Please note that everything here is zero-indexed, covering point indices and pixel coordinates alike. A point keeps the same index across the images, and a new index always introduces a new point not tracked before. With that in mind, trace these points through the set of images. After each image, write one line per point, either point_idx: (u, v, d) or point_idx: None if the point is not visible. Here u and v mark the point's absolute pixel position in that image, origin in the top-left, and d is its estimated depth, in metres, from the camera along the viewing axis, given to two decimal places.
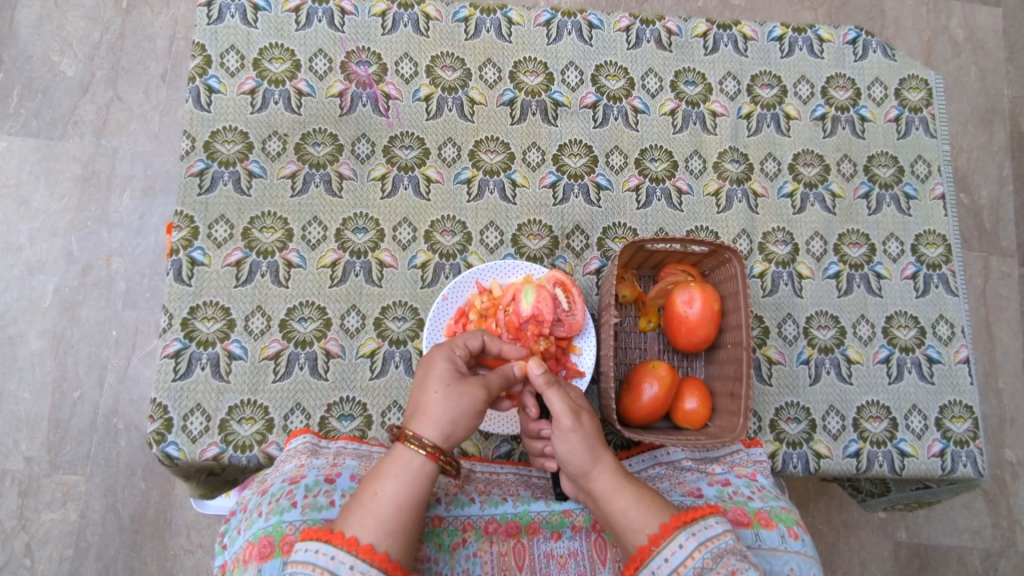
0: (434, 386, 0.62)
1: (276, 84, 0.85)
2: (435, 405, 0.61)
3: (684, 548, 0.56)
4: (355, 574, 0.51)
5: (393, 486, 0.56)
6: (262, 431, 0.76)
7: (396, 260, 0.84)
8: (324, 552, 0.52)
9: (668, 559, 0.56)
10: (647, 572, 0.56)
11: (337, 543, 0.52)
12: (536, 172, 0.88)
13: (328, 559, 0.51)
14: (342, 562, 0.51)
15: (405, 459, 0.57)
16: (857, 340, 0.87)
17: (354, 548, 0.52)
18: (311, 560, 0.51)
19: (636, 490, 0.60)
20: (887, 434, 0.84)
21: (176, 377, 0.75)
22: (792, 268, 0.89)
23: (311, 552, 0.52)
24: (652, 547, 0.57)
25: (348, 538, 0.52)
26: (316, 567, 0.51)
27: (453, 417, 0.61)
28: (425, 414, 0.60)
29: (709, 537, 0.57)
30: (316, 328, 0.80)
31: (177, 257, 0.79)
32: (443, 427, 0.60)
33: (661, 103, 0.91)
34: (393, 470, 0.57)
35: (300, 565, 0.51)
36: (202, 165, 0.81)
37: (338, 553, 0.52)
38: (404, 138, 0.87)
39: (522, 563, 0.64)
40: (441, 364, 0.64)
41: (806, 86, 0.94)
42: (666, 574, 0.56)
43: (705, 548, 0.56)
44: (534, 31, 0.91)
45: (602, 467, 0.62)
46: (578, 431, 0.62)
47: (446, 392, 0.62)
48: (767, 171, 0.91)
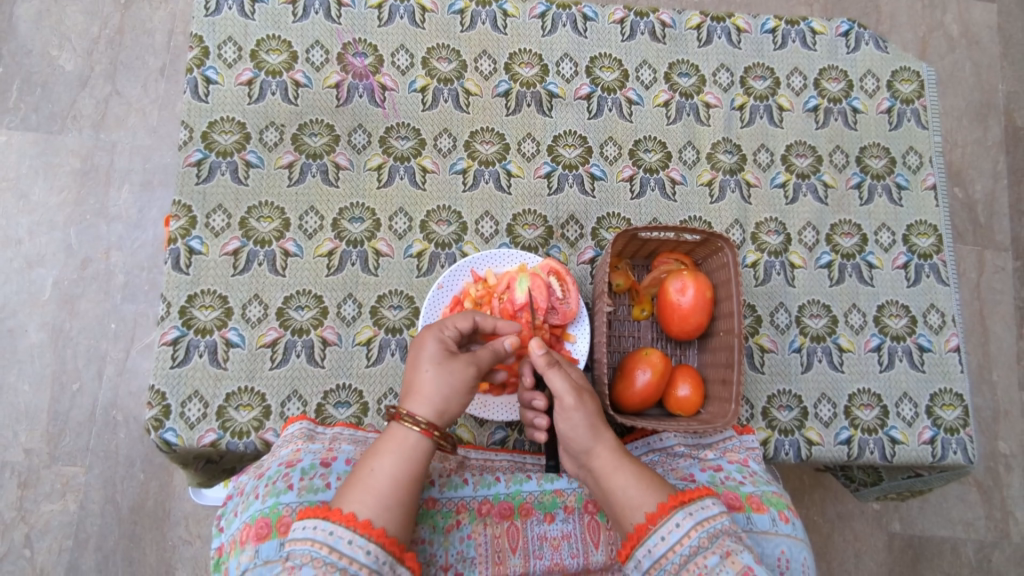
0: (424, 365, 0.66)
1: (361, 79, 0.91)
2: (426, 383, 0.64)
3: (680, 527, 0.58)
4: (354, 548, 0.54)
5: (383, 465, 0.59)
6: (358, 414, 0.81)
7: (479, 252, 0.89)
8: (322, 528, 0.54)
9: (665, 538, 0.58)
10: (643, 551, 0.58)
11: (335, 519, 0.54)
12: (613, 165, 0.93)
13: (326, 535, 0.54)
14: (339, 537, 0.54)
15: (399, 435, 0.62)
16: (929, 330, 0.90)
17: (353, 523, 0.54)
18: (310, 536, 0.54)
19: (635, 470, 0.63)
20: (960, 422, 0.86)
21: (274, 364, 0.81)
22: (861, 258, 0.93)
23: (309, 528, 0.54)
24: (648, 526, 0.59)
25: (347, 514, 0.55)
26: (314, 542, 0.54)
27: (445, 395, 0.64)
28: (416, 392, 0.64)
29: (705, 518, 0.59)
30: (405, 316, 0.85)
31: (270, 248, 0.84)
32: (436, 402, 0.64)
33: (735, 98, 0.97)
34: (392, 446, 0.61)
35: (299, 541, 0.54)
36: (292, 156, 0.87)
37: (336, 529, 0.54)
38: (484, 134, 0.92)
39: (598, 541, 0.67)
40: (433, 343, 0.68)
41: (872, 80, 0.99)
42: (662, 552, 0.58)
43: (702, 528, 0.58)
44: (608, 28, 0.97)
45: (604, 442, 0.65)
46: (580, 410, 0.66)
47: (438, 370, 0.65)
48: (837, 163, 0.96)
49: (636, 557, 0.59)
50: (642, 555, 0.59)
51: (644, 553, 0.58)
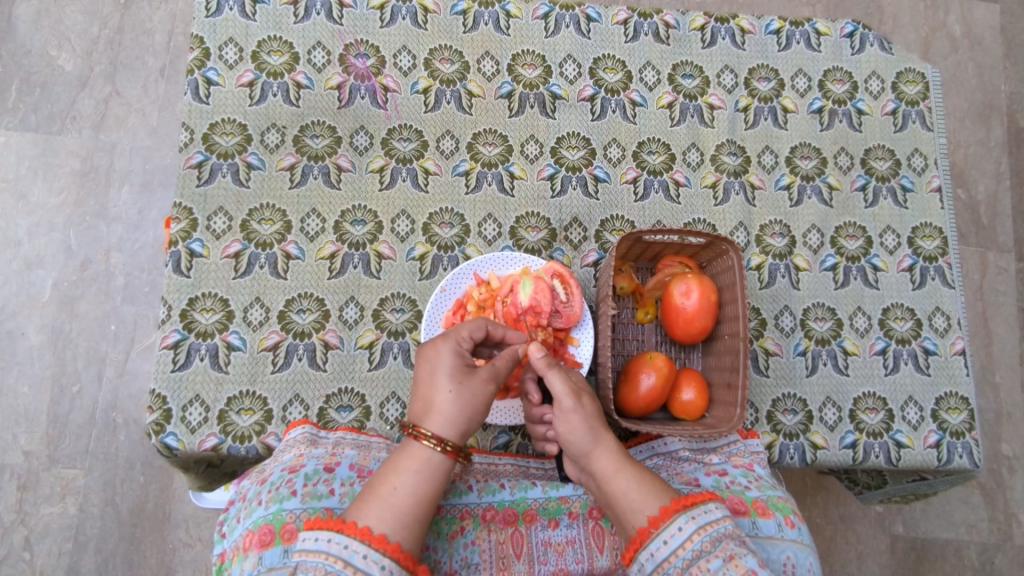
0: (444, 384, 0.63)
1: (274, 77, 0.85)
2: (447, 403, 0.62)
3: (683, 531, 0.56)
4: (368, 563, 0.52)
5: (400, 480, 0.57)
6: (261, 422, 0.76)
7: (394, 252, 0.84)
8: (337, 541, 0.52)
9: (666, 542, 0.56)
10: (646, 555, 0.57)
11: (351, 533, 0.52)
12: (534, 164, 0.88)
13: (342, 549, 0.52)
14: (355, 551, 0.52)
15: (412, 453, 0.59)
16: (853, 333, 0.88)
17: (368, 537, 0.52)
18: (324, 549, 0.52)
19: (633, 472, 0.61)
20: (883, 425, 0.84)
21: (175, 368, 0.76)
22: (789, 260, 0.89)
23: (323, 540, 0.52)
24: (651, 529, 0.57)
25: (363, 528, 0.53)
26: (328, 556, 0.51)
27: (467, 415, 0.62)
28: (438, 412, 0.61)
29: (708, 521, 0.57)
30: (314, 320, 0.80)
31: (175, 249, 0.79)
32: (449, 419, 0.61)
33: (659, 96, 0.92)
34: (404, 464, 0.58)
35: (311, 553, 0.52)
36: (200, 157, 0.81)
37: (352, 543, 0.52)
38: (402, 131, 0.87)
39: (520, 551, 0.65)
40: (446, 357, 0.65)
41: (803, 79, 0.94)
42: (664, 556, 0.56)
43: (704, 532, 0.56)
44: (532, 24, 0.91)
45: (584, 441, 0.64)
46: (579, 412, 0.64)
47: (456, 388, 0.63)
48: (764, 164, 0.92)
49: (639, 560, 0.57)
50: (646, 560, 0.57)
51: (647, 557, 0.57)
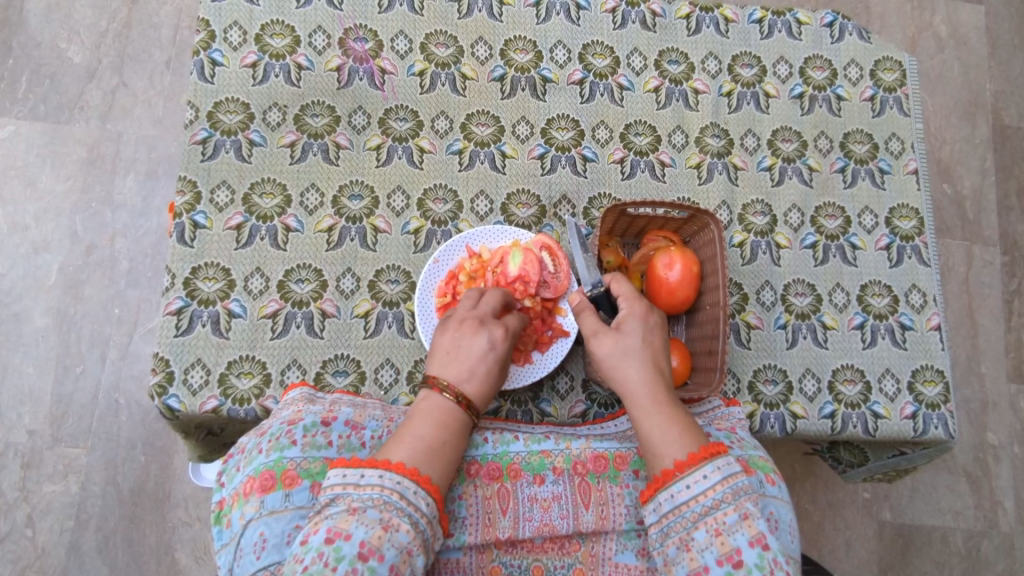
0: (489, 359, 0.67)
1: (276, 58, 0.89)
2: (485, 377, 0.66)
3: (707, 479, 0.60)
4: (417, 498, 0.55)
5: (432, 433, 0.61)
6: (259, 386, 0.79)
7: (389, 226, 0.87)
8: (390, 478, 0.55)
9: (690, 486, 0.60)
10: (666, 494, 0.61)
11: (401, 471, 0.56)
12: (525, 144, 0.92)
13: (394, 483, 0.55)
14: (407, 487, 0.55)
15: (456, 421, 0.63)
16: (832, 308, 0.91)
17: (416, 476, 0.56)
18: (378, 484, 0.55)
19: (667, 417, 0.65)
20: (861, 397, 0.87)
21: (177, 334, 0.79)
22: (770, 238, 0.92)
23: (375, 476, 0.55)
24: (676, 472, 0.61)
25: (409, 468, 0.57)
26: (383, 489, 0.55)
27: (489, 390, 0.67)
28: (475, 381, 0.66)
29: (731, 474, 0.61)
30: (312, 289, 0.84)
31: (179, 220, 0.82)
32: (486, 398, 0.66)
33: (646, 81, 0.95)
34: (445, 426, 0.62)
35: (366, 487, 0.55)
36: (205, 134, 0.85)
37: (404, 480, 0.56)
38: (399, 111, 0.90)
39: (506, 506, 0.66)
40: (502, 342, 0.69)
41: (785, 66, 0.98)
42: (684, 499, 0.60)
43: (727, 484, 0.60)
44: (524, 11, 0.95)
45: (632, 369, 0.69)
46: (617, 341, 0.71)
47: (494, 368, 0.67)
48: (747, 146, 0.95)
49: (658, 500, 0.61)
50: (665, 499, 0.61)
51: (667, 497, 0.61)
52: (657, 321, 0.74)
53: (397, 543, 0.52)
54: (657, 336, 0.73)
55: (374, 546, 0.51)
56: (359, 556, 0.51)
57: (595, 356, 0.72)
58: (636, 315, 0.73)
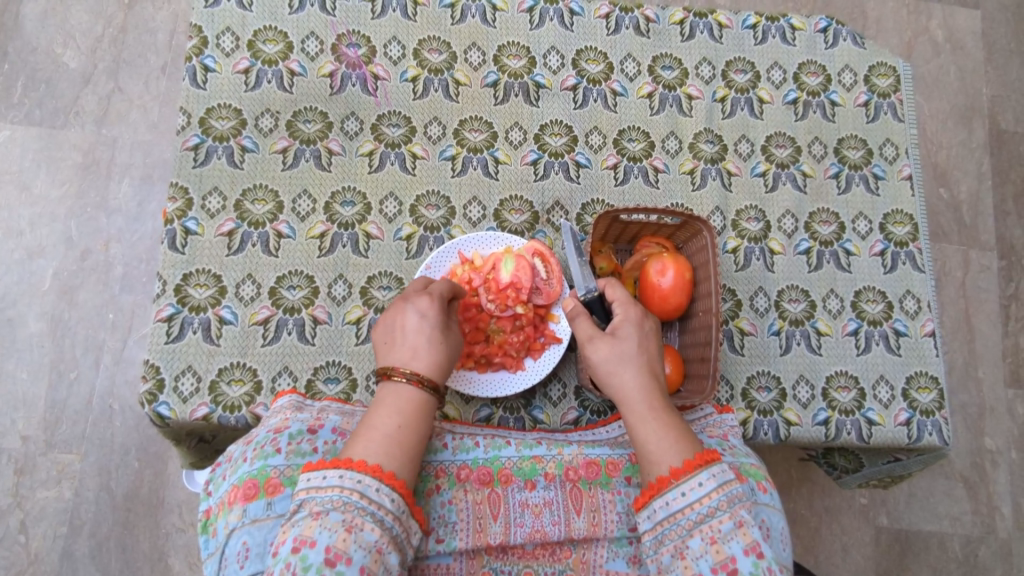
0: (425, 332, 0.66)
1: (269, 64, 0.89)
2: (427, 348, 0.65)
3: (703, 487, 0.60)
4: (381, 495, 0.54)
5: (391, 420, 0.60)
6: (250, 393, 0.79)
7: (382, 232, 0.87)
8: (350, 477, 0.54)
9: (685, 494, 0.60)
10: (661, 502, 0.60)
11: (361, 469, 0.55)
12: (518, 150, 0.91)
13: (355, 483, 0.54)
14: (368, 485, 0.54)
15: (407, 396, 0.62)
16: (826, 314, 0.90)
17: (378, 473, 0.55)
18: (337, 484, 0.54)
19: (663, 423, 0.65)
20: (855, 403, 0.87)
21: (168, 340, 0.79)
22: (764, 244, 0.92)
23: (335, 477, 0.54)
24: (671, 480, 0.61)
25: (371, 464, 0.56)
26: (343, 489, 0.54)
27: (442, 361, 0.66)
28: (417, 355, 0.65)
29: (726, 482, 0.60)
30: (304, 296, 0.83)
31: (171, 227, 0.82)
32: (439, 367, 0.65)
33: (639, 87, 0.95)
34: (399, 404, 0.61)
35: (326, 489, 0.54)
36: (197, 140, 0.85)
37: (364, 478, 0.54)
38: (391, 117, 0.90)
39: (497, 512, 0.65)
40: (434, 311, 0.68)
41: (779, 72, 0.98)
42: (679, 507, 0.60)
43: (722, 491, 0.60)
44: (517, 17, 0.95)
45: (628, 375, 0.68)
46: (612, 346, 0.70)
47: (437, 340, 0.66)
48: (741, 152, 0.95)
49: (652, 507, 0.61)
50: (659, 507, 0.60)
51: (662, 505, 0.60)
52: (651, 327, 0.73)
53: (364, 543, 0.52)
54: (652, 342, 0.73)
55: (340, 550, 0.51)
56: (325, 562, 0.51)
57: (589, 361, 0.71)
58: (631, 321, 0.72)
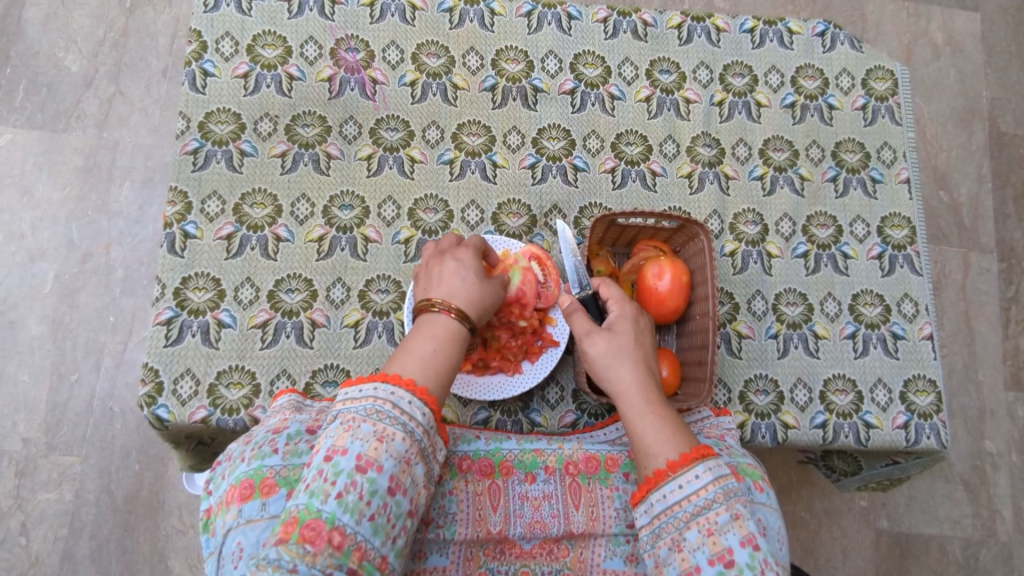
0: (464, 272, 0.68)
1: (267, 69, 0.89)
2: (464, 285, 0.67)
3: (699, 479, 0.60)
4: (413, 408, 0.56)
5: (427, 345, 0.61)
6: (248, 396, 0.79)
7: (380, 236, 0.87)
8: (384, 389, 0.56)
9: (682, 486, 0.60)
10: (658, 495, 0.61)
11: (396, 382, 0.57)
12: (515, 154, 0.92)
13: (388, 394, 0.56)
14: (401, 397, 0.56)
15: (443, 324, 0.63)
16: (824, 317, 0.91)
17: (411, 386, 0.57)
18: (371, 395, 0.55)
19: (660, 418, 0.65)
20: (853, 406, 0.87)
21: (167, 343, 0.79)
22: (762, 247, 0.92)
23: (370, 389, 0.56)
24: (668, 473, 0.61)
25: (406, 379, 0.57)
26: (377, 400, 0.55)
27: (480, 298, 0.67)
28: (454, 290, 0.66)
29: (722, 474, 0.60)
30: (302, 299, 0.84)
31: (170, 230, 0.82)
32: (476, 303, 0.66)
33: (637, 91, 0.96)
34: (434, 331, 0.62)
35: (359, 400, 0.55)
36: (196, 144, 0.85)
37: (398, 390, 0.56)
38: (390, 121, 0.91)
39: (497, 503, 0.66)
40: (470, 259, 0.70)
41: (776, 76, 0.98)
42: (676, 499, 0.60)
43: (719, 484, 0.60)
44: (515, 21, 0.95)
45: (625, 370, 0.69)
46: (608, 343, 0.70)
47: (477, 279, 0.68)
48: (738, 155, 0.95)
49: (649, 501, 0.61)
50: (657, 500, 0.61)
51: (659, 498, 0.60)
52: (644, 323, 0.74)
53: (394, 453, 0.53)
54: (647, 338, 0.73)
55: (371, 459, 0.52)
56: (357, 469, 0.52)
57: (586, 356, 0.72)
58: (627, 316, 0.73)
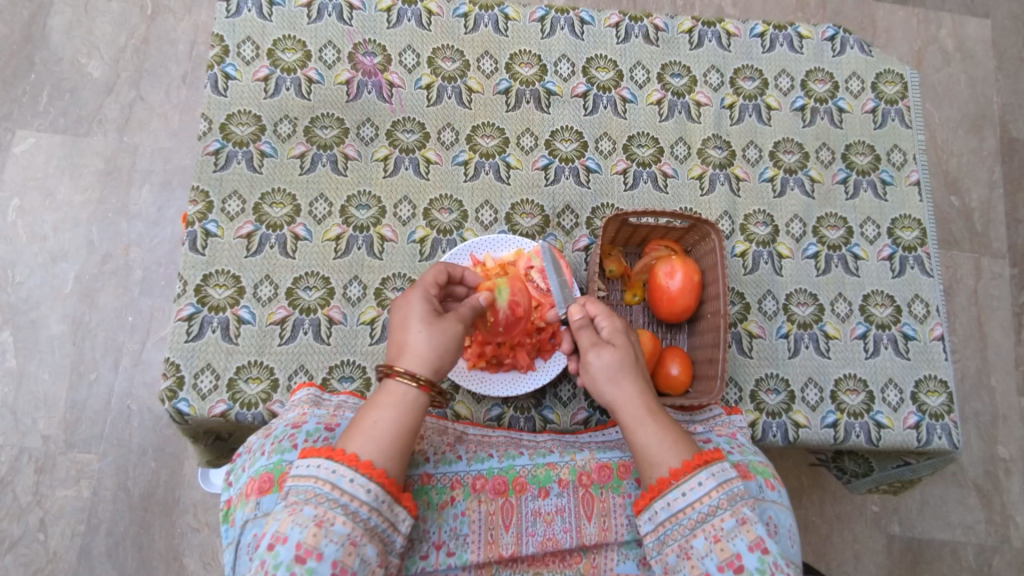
0: (414, 326, 0.66)
1: (287, 72, 0.91)
2: (415, 340, 0.65)
3: (703, 486, 0.61)
4: (355, 486, 0.56)
5: (380, 415, 0.60)
6: (267, 391, 0.81)
7: (396, 235, 0.89)
8: (326, 467, 0.57)
9: (685, 493, 0.61)
10: (662, 503, 0.61)
11: (338, 459, 0.57)
12: (529, 155, 0.93)
13: (329, 473, 0.56)
14: (342, 475, 0.56)
15: (397, 391, 0.62)
16: (835, 317, 0.91)
17: (355, 463, 0.57)
18: (314, 474, 0.57)
19: (662, 427, 0.64)
20: (864, 406, 0.87)
21: (188, 339, 0.81)
22: (772, 248, 0.93)
23: (313, 466, 0.57)
24: (671, 480, 0.61)
25: (349, 455, 0.57)
26: (317, 480, 0.56)
27: (436, 351, 0.65)
28: (407, 349, 0.65)
29: (726, 480, 0.61)
30: (320, 297, 0.85)
31: (192, 229, 0.84)
32: (428, 359, 0.64)
33: (648, 94, 0.97)
34: (384, 400, 0.62)
35: (303, 478, 0.57)
36: (218, 145, 0.87)
37: (339, 468, 0.57)
38: (406, 123, 0.92)
39: (509, 523, 0.67)
40: (420, 306, 0.68)
41: (786, 79, 1.00)
42: (680, 507, 0.60)
43: (722, 490, 0.61)
44: (529, 26, 0.97)
45: (628, 384, 0.67)
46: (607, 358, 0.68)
47: (427, 329, 0.65)
48: (749, 157, 0.96)
49: (653, 509, 0.61)
50: (661, 508, 0.61)
51: (663, 505, 0.61)
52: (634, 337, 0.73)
53: (334, 537, 0.55)
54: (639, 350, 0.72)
55: (310, 546, 0.54)
56: (295, 559, 0.54)
57: (588, 368, 0.69)
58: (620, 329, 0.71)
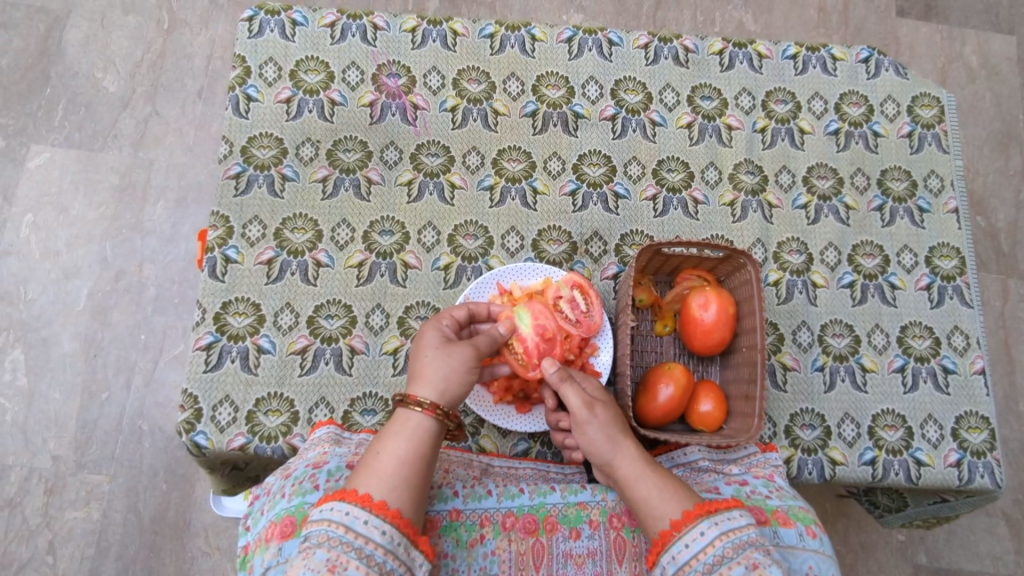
0: (426, 351, 0.66)
1: (310, 94, 0.89)
2: (427, 366, 0.64)
3: (705, 535, 0.58)
4: (369, 528, 0.53)
5: (386, 449, 0.59)
6: (287, 424, 0.78)
7: (420, 262, 0.87)
8: (339, 509, 0.54)
9: (688, 545, 0.58)
10: (668, 557, 0.58)
11: (352, 499, 0.54)
12: (556, 180, 0.91)
13: (342, 515, 0.54)
14: (356, 517, 0.54)
15: (410, 421, 0.61)
16: (872, 350, 0.88)
17: (368, 503, 0.54)
18: (327, 517, 0.54)
19: (659, 478, 0.63)
20: (903, 443, 0.84)
21: (207, 369, 0.79)
22: (807, 276, 0.90)
23: (327, 510, 0.54)
24: (673, 533, 0.59)
25: (361, 495, 0.55)
26: (331, 523, 0.53)
27: (445, 375, 0.64)
28: (418, 376, 0.64)
29: (731, 528, 0.58)
30: (341, 326, 0.83)
31: (212, 255, 0.82)
32: (438, 386, 0.63)
33: (678, 117, 0.95)
34: (396, 429, 0.61)
35: (317, 523, 0.54)
36: (238, 169, 0.85)
37: (352, 509, 0.54)
38: (430, 146, 0.90)
39: (540, 563, 0.64)
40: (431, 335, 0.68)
41: (820, 102, 0.97)
42: (686, 560, 0.58)
43: (726, 538, 0.58)
44: (556, 47, 0.95)
45: (623, 445, 0.65)
46: (592, 424, 0.66)
47: (437, 355, 0.65)
48: (781, 183, 0.94)
49: (662, 564, 0.59)
50: (668, 562, 0.58)
51: (669, 559, 0.58)
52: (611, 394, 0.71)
53: None
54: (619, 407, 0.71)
55: None
56: None
57: (579, 431, 0.66)
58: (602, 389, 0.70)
